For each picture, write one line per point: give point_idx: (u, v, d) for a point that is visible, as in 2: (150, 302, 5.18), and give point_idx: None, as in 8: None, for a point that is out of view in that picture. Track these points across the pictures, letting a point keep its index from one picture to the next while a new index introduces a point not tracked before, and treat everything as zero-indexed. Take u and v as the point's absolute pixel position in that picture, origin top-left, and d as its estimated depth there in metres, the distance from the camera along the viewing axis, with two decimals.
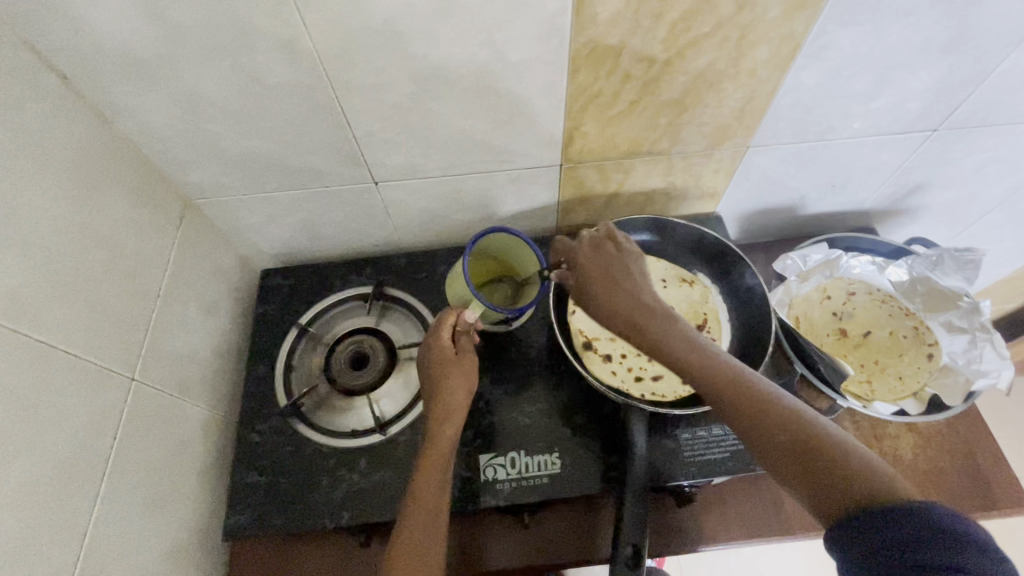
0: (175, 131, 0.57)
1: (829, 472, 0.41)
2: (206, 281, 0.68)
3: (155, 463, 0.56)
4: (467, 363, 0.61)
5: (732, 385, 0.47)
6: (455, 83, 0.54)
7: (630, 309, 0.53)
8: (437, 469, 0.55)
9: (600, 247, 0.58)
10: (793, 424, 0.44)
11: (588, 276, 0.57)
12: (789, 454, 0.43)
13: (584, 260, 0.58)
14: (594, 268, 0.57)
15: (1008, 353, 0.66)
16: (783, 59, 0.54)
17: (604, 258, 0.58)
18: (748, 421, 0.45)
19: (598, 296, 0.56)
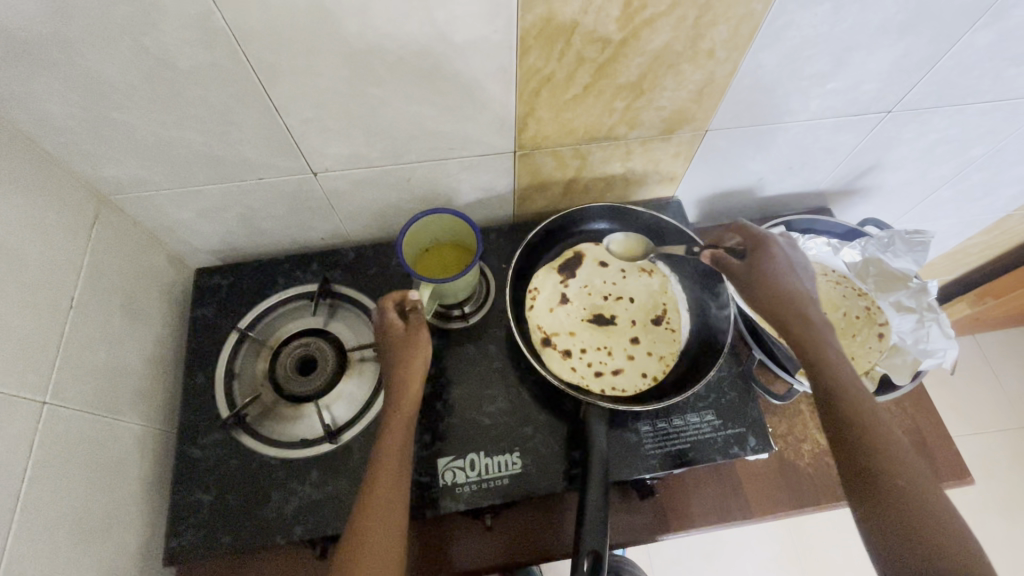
0: (75, 121, 0.50)
1: (918, 538, 0.44)
2: (131, 286, 0.62)
3: (82, 491, 0.51)
4: (416, 332, 0.59)
5: (881, 432, 0.49)
6: (396, 66, 0.49)
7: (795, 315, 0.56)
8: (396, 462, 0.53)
9: (782, 251, 0.60)
10: (925, 494, 0.45)
11: (757, 268, 0.59)
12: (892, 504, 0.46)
13: (770, 256, 0.59)
14: (767, 264, 0.59)
15: (951, 332, 0.68)
16: (742, 40, 0.52)
17: (784, 265, 0.59)
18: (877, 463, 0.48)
19: (760, 287, 0.58)
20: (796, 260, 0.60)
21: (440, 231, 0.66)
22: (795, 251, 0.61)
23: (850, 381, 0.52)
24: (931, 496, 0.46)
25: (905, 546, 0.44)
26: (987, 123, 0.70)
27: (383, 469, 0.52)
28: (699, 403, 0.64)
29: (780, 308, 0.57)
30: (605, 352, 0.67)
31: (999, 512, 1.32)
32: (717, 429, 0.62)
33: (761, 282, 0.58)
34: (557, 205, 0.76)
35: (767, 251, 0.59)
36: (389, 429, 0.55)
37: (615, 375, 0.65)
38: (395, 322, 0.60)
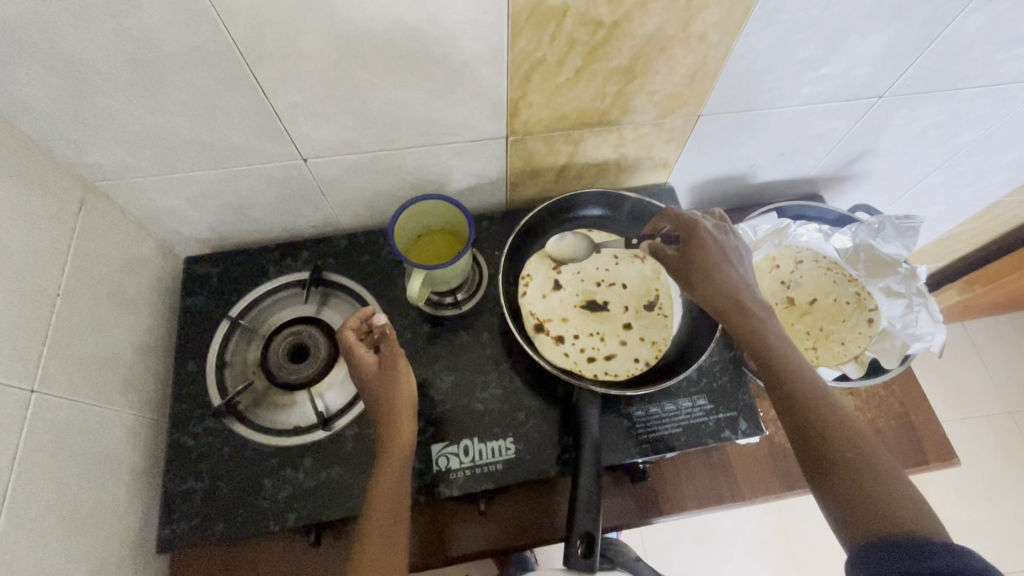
0: (57, 106, 0.49)
1: (868, 495, 0.45)
2: (119, 274, 0.61)
3: (72, 480, 0.51)
4: (393, 371, 0.57)
5: (822, 405, 0.51)
6: (385, 49, 0.48)
7: (725, 296, 0.57)
8: (393, 488, 0.53)
9: (708, 231, 0.60)
10: (869, 457, 0.47)
11: (688, 253, 0.60)
12: (843, 474, 0.47)
13: (700, 237, 0.60)
14: (697, 247, 0.60)
15: (940, 317, 0.69)
16: (733, 23, 0.51)
17: (714, 246, 0.59)
18: (820, 431, 0.49)
19: (694, 271, 0.59)
20: (732, 243, 0.61)
21: (430, 218, 0.66)
22: (728, 234, 0.62)
23: (785, 355, 0.54)
24: (870, 452, 0.47)
25: (859, 508, 0.45)
26: (977, 108, 0.71)
27: (380, 499, 0.52)
28: (690, 388, 0.64)
29: (717, 291, 0.57)
30: (597, 338, 0.67)
31: (984, 494, 1.35)
32: (708, 413, 0.63)
33: (699, 269, 0.59)
34: (549, 192, 0.75)
35: (701, 237, 0.60)
36: (383, 474, 0.54)
37: (607, 361, 0.65)
38: (367, 359, 0.58)
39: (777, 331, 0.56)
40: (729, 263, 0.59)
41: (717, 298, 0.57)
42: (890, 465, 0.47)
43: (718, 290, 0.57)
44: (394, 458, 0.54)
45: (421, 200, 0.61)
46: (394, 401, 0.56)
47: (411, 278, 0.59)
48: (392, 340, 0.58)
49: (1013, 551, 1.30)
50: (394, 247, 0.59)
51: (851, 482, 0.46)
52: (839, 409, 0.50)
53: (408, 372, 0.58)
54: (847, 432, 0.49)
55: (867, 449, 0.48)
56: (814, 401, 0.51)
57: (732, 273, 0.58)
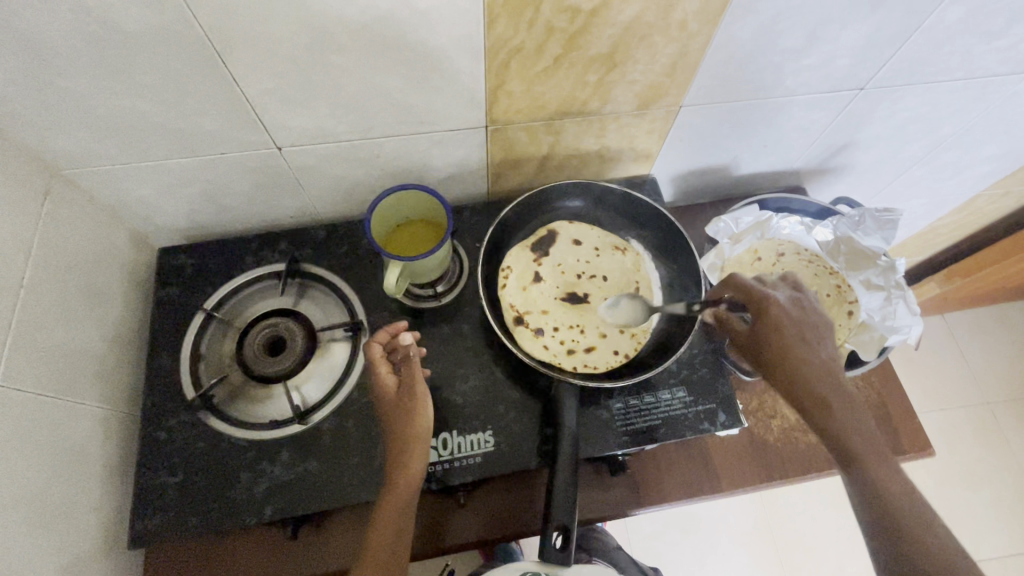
0: (17, 89, 0.47)
1: None
2: (89, 265, 0.60)
3: (39, 474, 0.50)
4: (410, 402, 0.56)
5: (899, 497, 0.49)
6: (358, 33, 0.47)
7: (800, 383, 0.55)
8: (390, 529, 0.52)
9: (782, 308, 0.58)
10: (947, 553, 0.45)
11: (761, 332, 0.58)
12: (916, 570, 0.45)
13: (773, 315, 0.58)
14: (770, 327, 0.57)
15: (918, 309, 0.70)
16: (714, 12, 0.51)
17: (790, 325, 0.57)
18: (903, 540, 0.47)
19: (766, 352, 0.57)
20: (813, 313, 0.59)
21: (406, 208, 0.65)
22: (805, 304, 0.59)
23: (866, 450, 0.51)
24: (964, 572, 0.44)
25: None
26: (957, 101, 0.71)
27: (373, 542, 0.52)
28: (670, 380, 0.64)
29: (792, 378, 0.56)
30: (577, 330, 0.67)
31: (961, 483, 1.37)
32: (688, 405, 0.63)
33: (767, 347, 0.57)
34: (532, 183, 0.75)
35: (774, 312, 0.57)
36: (383, 520, 0.52)
37: (587, 353, 0.65)
38: (386, 380, 0.57)
39: (850, 409, 0.53)
40: (803, 339, 0.57)
41: (793, 385, 0.56)
42: None
43: (793, 374, 0.56)
44: (395, 500, 0.53)
45: (398, 189, 0.60)
46: (405, 431, 0.55)
47: (388, 269, 0.58)
48: (413, 366, 0.57)
49: (987, 539, 1.33)
50: (371, 238, 0.58)
51: None
52: (930, 518, 0.47)
53: (426, 405, 0.56)
54: (927, 527, 0.47)
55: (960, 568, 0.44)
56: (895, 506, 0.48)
57: (805, 349, 0.56)
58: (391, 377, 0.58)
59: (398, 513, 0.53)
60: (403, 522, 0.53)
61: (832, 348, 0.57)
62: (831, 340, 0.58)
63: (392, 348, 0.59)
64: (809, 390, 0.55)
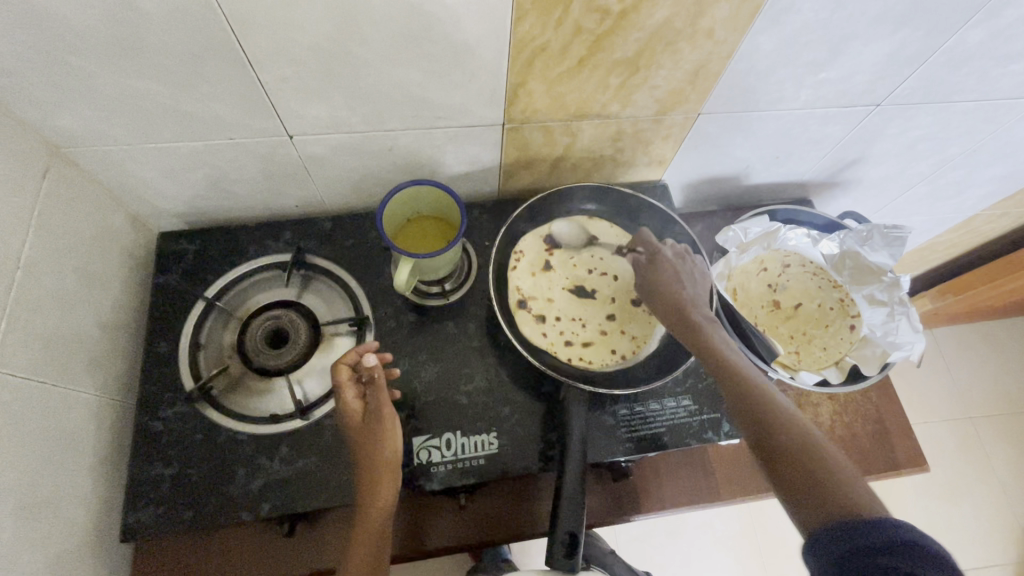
0: (20, 63, 0.45)
1: (806, 478, 0.48)
2: (87, 248, 0.58)
3: (29, 463, 0.48)
4: (378, 426, 0.55)
5: (748, 388, 0.54)
6: (382, 24, 0.46)
7: (679, 311, 0.61)
8: (370, 539, 0.53)
9: (668, 258, 0.65)
10: (804, 429, 0.51)
11: (644, 275, 0.65)
12: (774, 443, 0.51)
13: (657, 262, 0.65)
14: (653, 271, 0.64)
15: (920, 325, 0.70)
16: (742, 21, 0.50)
17: (653, 268, 0.64)
18: (764, 421, 0.52)
19: (656, 290, 0.63)
20: (670, 267, 0.65)
21: (417, 205, 0.64)
22: (664, 257, 0.65)
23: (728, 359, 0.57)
24: (822, 449, 0.49)
25: (811, 490, 0.47)
26: (968, 122, 0.71)
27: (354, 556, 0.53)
28: (675, 388, 0.64)
29: (670, 305, 0.62)
30: (579, 323, 0.67)
31: (942, 495, 1.40)
32: (693, 413, 0.63)
33: (662, 292, 0.62)
34: (544, 183, 0.74)
35: (659, 262, 0.65)
36: (359, 539, 0.53)
37: (584, 347, 0.65)
38: (353, 405, 0.56)
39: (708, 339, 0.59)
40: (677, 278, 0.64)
41: (670, 313, 0.61)
42: (829, 451, 0.50)
43: (671, 300, 0.62)
44: (374, 516, 0.53)
45: (410, 186, 0.59)
46: (377, 456, 0.54)
47: (399, 266, 0.57)
48: (380, 389, 0.56)
49: (966, 550, 1.36)
50: (383, 233, 0.57)
51: (796, 461, 0.49)
52: (791, 410, 0.53)
53: (395, 429, 0.56)
54: (775, 408, 0.53)
55: (806, 435, 0.51)
56: (749, 389, 0.54)
57: (679, 285, 0.63)
58: (358, 402, 0.57)
59: (378, 527, 0.53)
60: (380, 538, 0.54)
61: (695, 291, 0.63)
62: (694, 288, 0.64)
63: (359, 370, 0.58)
64: (716, 357, 0.57)
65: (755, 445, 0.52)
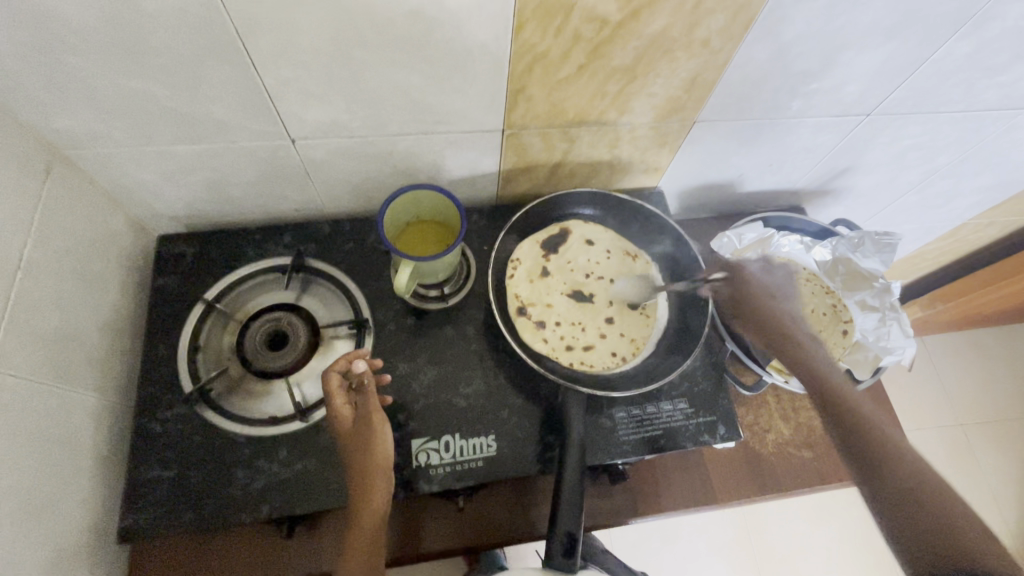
0: (26, 63, 0.45)
1: (923, 516, 0.47)
2: (86, 248, 0.58)
3: (27, 463, 0.48)
4: (368, 431, 0.55)
5: (861, 417, 0.54)
6: (385, 29, 0.47)
7: (773, 330, 0.62)
8: (367, 540, 0.53)
9: (750, 274, 0.65)
10: (909, 461, 0.50)
11: (731, 295, 0.65)
12: (886, 477, 0.50)
13: (731, 282, 0.65)
14: (739, 289, 0.65)
15: (910, 331, 0.72)
16: (736, 31, 0.52)
17: (737, 286, 0.65)
18: (882, 452, 0.52)
19: (748, 310, 0.64)
20: (755, 283, 0.65)
21: (416, 209, 0.64)
22: (744, 272, 0.65)
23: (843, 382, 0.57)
24: (932, 481, 0.49)
25: (918, 534, 0.47)
26: (956, 131, 0.73)
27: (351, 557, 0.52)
28: (672, 391, 0.65)
29: (768, 326, 0.63)
30: (578, 327, 0.68)
31: None
32: (690, 416, 0.64)
33: (755, 311, 0.63)
34: (541, 189, 0.75)
35: (747, 279, 0.65)
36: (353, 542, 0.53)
37: (584, 351, 0.66)
38: (343, 411, 0.56)
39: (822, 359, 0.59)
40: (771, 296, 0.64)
41: (770, 330, 0.63)
42: (937, 482, 0.49)
43: (767, 321, 0.63)
44: (369, 518, 0.53)
45: (410, 190, 0.59)
46: (368, 461, 0.54)
47: (400, 269, 0.57)
48: (370, 396, 0.56)
49: None
50: (384, 236, 0.57)
51: (903, 502, 0.48)
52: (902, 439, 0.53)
53: (385, 434, 0.56)
54: (883, 436, 0.52)
55: (919, 468, 0.50)
56: (861, 418, 0.54)
57: (778, 304, 0.64)
58: (348, 408, 0.57)
59: (375, 529, 0.53)
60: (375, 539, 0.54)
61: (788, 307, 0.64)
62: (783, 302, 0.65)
63: (348, 376, 0.58)
64: (824, 379, 0.58)
65: (862, 478, 0.52)
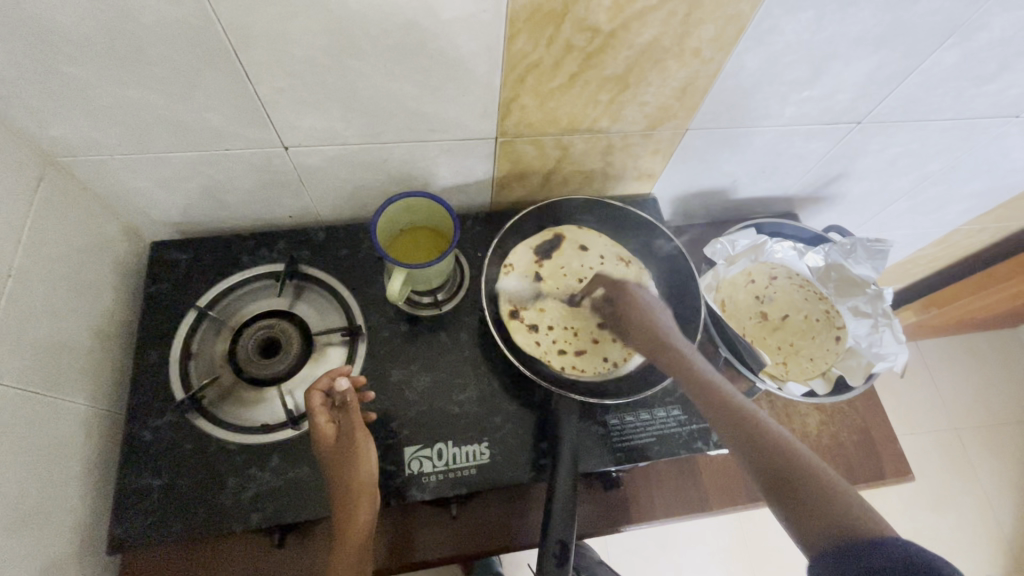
0: (18, 72, 0.45)
1: (810, 491, 0.46)
2: (79, 256, 0.58)
3: (15, 474, 0.47)
4: (352, 449, 0.55)
5: (722, 404, 0.53)
6: (378, 38, 0.47)
7: (652, 335, 0.59)
8: (352, 560, 0.52)
9: (636, 288, 0.64)
10: (778, 437, 0.50)
11: (619, 313, 0.63)
12: (762, 457, 0.49)
13: (620, 293, 0.64)
14: (629, 303, 0.62)
15: (904, 337, 0.71)
16: (727, 41, 0.52)
17: (620, 308, 0.63)
18: (742, 433, 0.50)
19: (634, 319, 0.61)
20: (635, 293, 0.63)
21: (409, 215, 0.65)
22: (627, 288, 0.64)
23: (702, 375, 0.55)
24: (799, 451, 0.49)
25: (805, 512, 0.46)
26: (945, 139, 0.74)
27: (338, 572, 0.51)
28: (665, 398, 0.65)
29: (645, 335, 0.59)
30: (571, 332, 0.67)
31: (930, 506, 1.42)
32: (683, 423, 0.64)
33: (635, 316, 0.61)
34: (536, 196, 0.75)
35: (631, 291, 0.63)
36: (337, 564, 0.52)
37: (576, 355, 0.65)
38: (326, 429, 0.56)
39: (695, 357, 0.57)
40: (636, 300, 0.62)
41: (647, 341, 0.59)
42: (808, 454, 0.49)
43: (648, 328, 0.60)
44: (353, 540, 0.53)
45: (403, 197, 0.59)
46: (352, 478, 0.54)
47: (392, 277, 0.57)
48: (354, 412, 0.56)
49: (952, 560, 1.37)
50: (376, 243, 0.57)
51: (788, 482, 0.47)
52: (764, 416, 0.52)
53: (370, 451, 0.56)
54: (753, 417, 0.51)
55: (779, 437, 0.50)
56: (735, 406, 0.52)
57: (645, 307, 0.61)
58: (331, 426, 0.56)
59: (359, 550, 0.53)
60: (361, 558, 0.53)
61: (664, 311, 0.62)
62: (664, 308, 0.63)
63: (331, 395, 0.58)
64: (689, 372, 0.56)
65: (743, 461, 0.50)
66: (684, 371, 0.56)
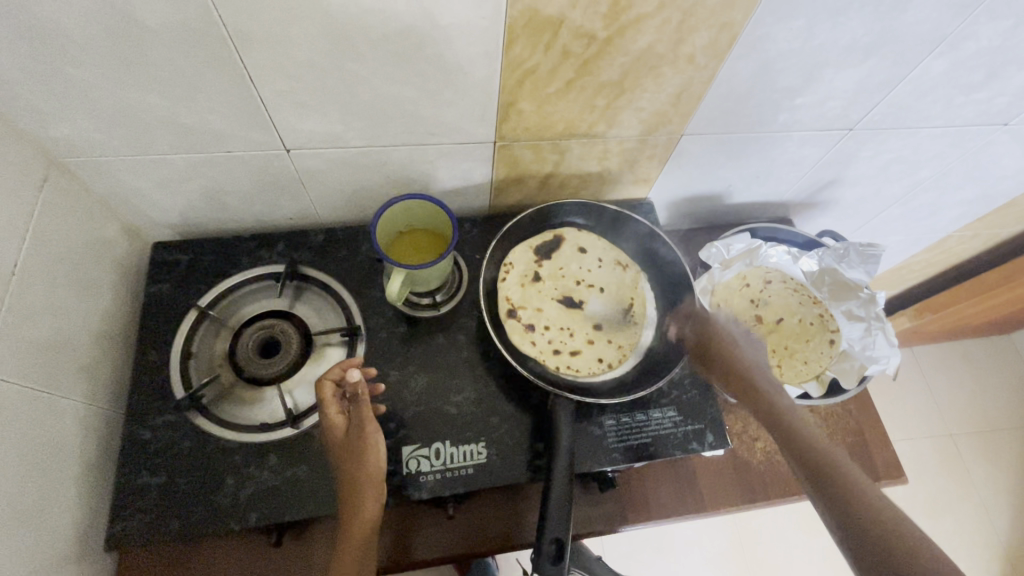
0: (25, 73, 0.46)
1: (876, 526, 0.50)
2: (80, 256, 0.58)
3: (15, 470, 0.48)
4: (359, 442, 0.56)
5: (803, 438, 0.58)
6: (378, 43, 0.48)
7: (732, 372, 0.64)
8: (355, 554, 0.53)
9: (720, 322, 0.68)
10: (850, 475, 0.54)
11: (703, 343, 0.66)
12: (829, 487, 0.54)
13: (703, 330, 0.67)
14: (711, 337, 0.66)
15: (896, 340, 0.73)
16: (720, 48, 0.53)
17: (704, 340, 0.66)
18: (817, 467, 0.55)
19: (714, 357, 0.65)
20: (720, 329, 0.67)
21: (409, 218, 0.65)
22: (714, 323, 0.67)
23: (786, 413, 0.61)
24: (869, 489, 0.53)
25: (871, 541, 0.50)
26: (936, 146, 0.75)
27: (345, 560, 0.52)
28: (661, 399, 0.66)
29: (727, 373, 0.64)
30: (567, 332, 0.68)
31: (925, 512, 1.42)
32: (678, 424, 0.64)
33: (717, 351, 0.65)
34: (533, 199, 0.76)
35: (713, 325, 0.67)
36: (343, 555, 0.53)
37: (572, 355, 0.66)
38: (336, 420, 0.57)
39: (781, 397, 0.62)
40: (720, 338, 0.66)
41: (729, 379, 0.64)
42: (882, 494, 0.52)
43: (729, 365, 0.64)
44: (359, 531, 0.53)
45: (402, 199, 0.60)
46: (358, 471, 0.55)
47: (391, 278, 0.58)
48: (363, 405, 0.57)
49: None
50: (375, 244, 0.58)
51: (855, 512, 0.51)
52: (840, 453, 0.56)
53: (377, 444, 0.56)
54: (828, 452, 0.56)
55: (850, 474, 0.54)
56: (813, 442, 0.57)
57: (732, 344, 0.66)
58: (341, 417, 0.57)
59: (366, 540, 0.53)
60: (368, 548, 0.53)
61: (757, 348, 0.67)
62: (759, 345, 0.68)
63: (342, 386, 0.58)
64: (771, 409, 0.62)
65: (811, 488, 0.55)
66: (765, 408, 0.62)
